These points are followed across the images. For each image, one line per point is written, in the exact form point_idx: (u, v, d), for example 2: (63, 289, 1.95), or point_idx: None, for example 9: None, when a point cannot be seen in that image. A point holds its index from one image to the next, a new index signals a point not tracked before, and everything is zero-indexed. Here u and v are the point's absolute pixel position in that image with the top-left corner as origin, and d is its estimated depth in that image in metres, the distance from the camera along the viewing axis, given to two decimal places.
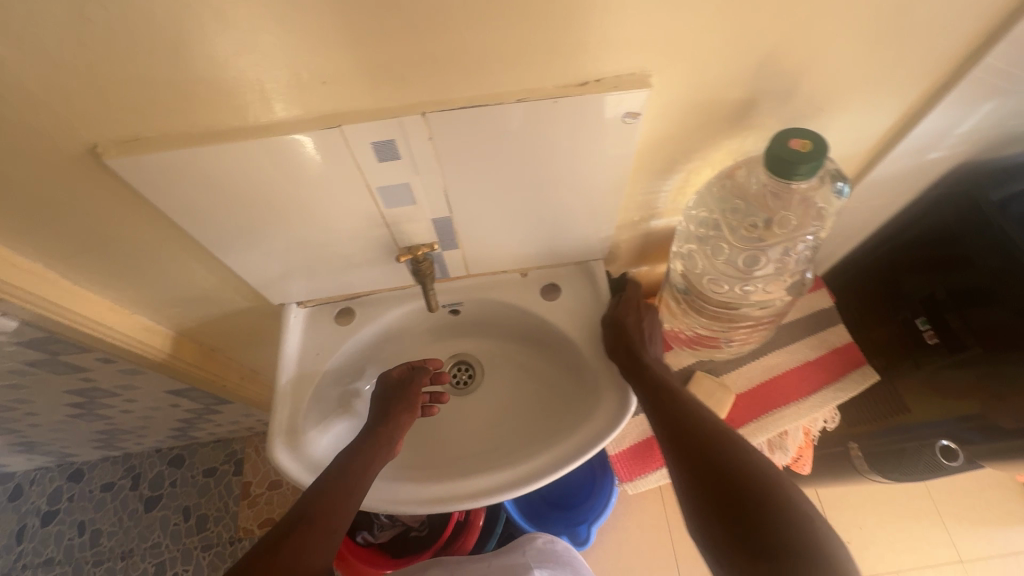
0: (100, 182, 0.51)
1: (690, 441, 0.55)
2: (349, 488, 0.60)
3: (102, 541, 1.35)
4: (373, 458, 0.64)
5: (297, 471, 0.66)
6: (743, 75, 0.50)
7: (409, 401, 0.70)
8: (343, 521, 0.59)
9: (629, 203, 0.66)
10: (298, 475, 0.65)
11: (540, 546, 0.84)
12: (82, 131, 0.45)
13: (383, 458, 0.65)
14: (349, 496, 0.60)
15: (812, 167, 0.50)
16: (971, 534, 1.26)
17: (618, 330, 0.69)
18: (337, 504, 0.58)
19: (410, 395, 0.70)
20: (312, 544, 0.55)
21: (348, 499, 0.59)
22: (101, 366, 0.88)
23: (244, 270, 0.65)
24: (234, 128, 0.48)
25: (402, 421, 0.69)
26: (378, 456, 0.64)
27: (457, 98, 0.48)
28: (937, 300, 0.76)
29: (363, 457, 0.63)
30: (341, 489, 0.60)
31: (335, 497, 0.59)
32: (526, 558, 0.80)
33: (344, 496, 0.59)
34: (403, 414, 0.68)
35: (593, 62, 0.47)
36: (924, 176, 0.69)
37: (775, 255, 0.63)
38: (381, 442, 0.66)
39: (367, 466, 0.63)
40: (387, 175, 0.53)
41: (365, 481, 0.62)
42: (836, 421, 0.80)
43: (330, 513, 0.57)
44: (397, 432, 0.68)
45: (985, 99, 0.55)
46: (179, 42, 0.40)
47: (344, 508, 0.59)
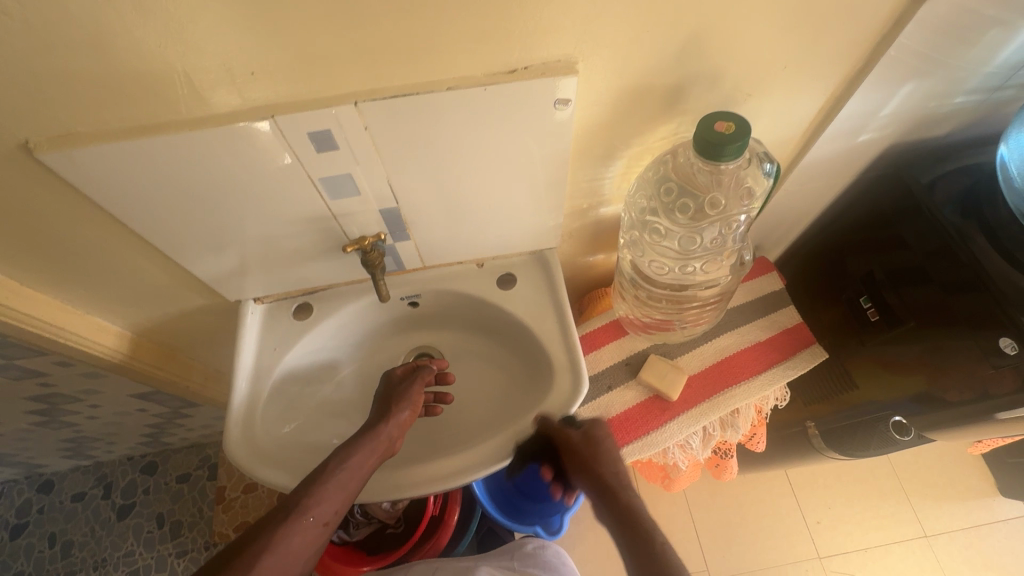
0: (36, 178, 0.51)
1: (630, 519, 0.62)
2: (343, 484, 0.61)
3: (73, 552, 1.33)
4: (370, 456, 0.64)
5: (254, 464, 0.66)
6: (669, 60, 0.51)
7: (410, 401, 0.69)
8: (333, 520, 0.61)
9: (574, 190, 0.68)
10: (251, 467, 0.66)
11: (529, 551, 0.88)
12: (9, 127, 0.45)
13: (380, 455, 0.65)
14: (342, 496, 0.61)
15: (737, 148, 0.52)
16: (935, 510, 1.30)
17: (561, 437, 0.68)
18: (329, 500, 0.60)
19: (411, 395, 0.70)
20: (301, 538, 0.57)
21: (340, 497, 0.61)
22: (60, 371, 0.87)
23: (195, 266, 0.65)
24: (168, 121, 0.48)
25: (402, 418, 0.68)
26: (373, 453, 0.64)
27: (388, 88, 0.49)
28: (876, 280, 0.79)
29: (359, 453, 0.63)
30: (335, 484, 0.61)
31: (327, 493, 0.60)
32: (513, 563, 0.86)
33: (336, 491, 0.61)
34: (403, 412, 0.68)
35: (519, 50, 0.48)
36: (858, 159, 0.72)
37: (711, 236, 0.67)
38: (379, 440, 0.65)
39: (363, 463, 0.63)
40: (328, 165, 0.54)
41: (359, 481, 0.63)
42: (786, 400, 0.82)
43: (321, 511, 0.59)
44: (396, 430, 0.67)
45: (902, 81, 0.58)
46: (102, 35, 0.40)
47: (333, 512, 0.60)
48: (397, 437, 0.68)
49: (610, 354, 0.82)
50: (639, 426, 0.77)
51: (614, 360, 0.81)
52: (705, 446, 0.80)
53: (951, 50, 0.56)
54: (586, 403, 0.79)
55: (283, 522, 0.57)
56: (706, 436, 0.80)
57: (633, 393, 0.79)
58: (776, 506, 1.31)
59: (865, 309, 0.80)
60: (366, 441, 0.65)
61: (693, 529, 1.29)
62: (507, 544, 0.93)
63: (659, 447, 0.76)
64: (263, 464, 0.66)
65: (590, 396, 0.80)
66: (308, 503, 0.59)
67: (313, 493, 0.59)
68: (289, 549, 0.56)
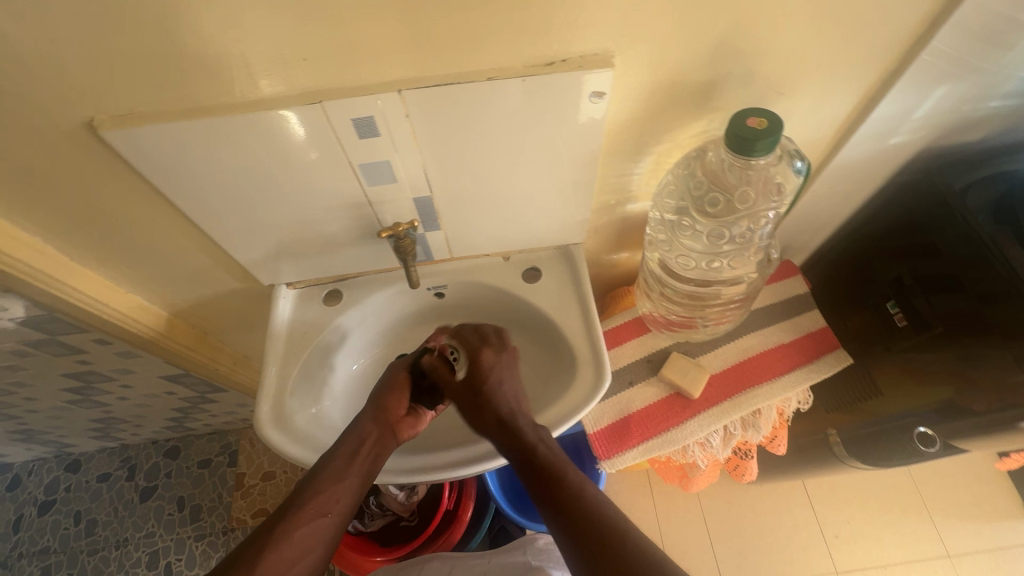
0: (95, 155, 0.54)
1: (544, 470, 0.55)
2: (346, 473, 0.60)
3: (97, 530, 1.36)
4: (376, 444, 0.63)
5: (281, 440, 0.67)
6: (703, 57, 0.52)
7: (398, 385, 0.69)
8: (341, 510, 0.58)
9: (602, 185, 0.69)
10: (279, 443, 0.67)
11: (541, 547, 0.88)
12: (78, 105, 0.49)
13: (376, 441, 0.64)
14: (351, 483, 0.60)
15: (768, 144, 0.53)
16: (959, 529, 1.26)
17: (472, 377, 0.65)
18: (329, 490, 0.58)
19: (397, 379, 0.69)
20: (307, 529, 0.55)
21: (347, 487, 0.59)
22: (98, 349, 0.90)
23: (234, 248, 0.68)
24: (222, 104, 0.51)
25: (395, 401, 0.67)
26: (368, 439, 0.63)
27: (432, 77, 0.51)
28: (904, 285, 0.78)
29: (349, 441, 0.63)
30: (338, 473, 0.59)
31: (333, 480, 0.59)
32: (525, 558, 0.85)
33: (334, 479, 0.59)
34: (393, 397, 0.67)
35: (559, 42, 0.50)
36: (889, 163, 0.72)
37: (739, 231, 0.67)
38: (372, 425, 0.65)
39: (354, 450, 0.62)
40: (368, 152, 0.56)
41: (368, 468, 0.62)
42: (809, 403, 0.82)
43: (325, 499, 0.57)
44: (386, 413, 0.66)
45: (936, 84, 0.58)
46: (169, 19, 0.43)
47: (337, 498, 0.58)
48: (400, 419, 0.67)
49: (632, 351, 0.82)
50: (659, 423, 0.77)
51: (635, 357, 0.82)
52: (726, 445, 0.80)
53: (988, 53, 0.56)
54: (606, 398, 0.80)
55: (288, 515, 0.55)
56: (727, 436, 0.80)
57: (654, 390, 0.79)
58: (793, 518, 1.29)
59: (891, 314, 0.79)
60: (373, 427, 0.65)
61: (707, 537, 1.28)
62: (517, 540, 0.93)
63: (679, 445, 0.77)
64: (290, 441, 0.68)
65: (611, 392, 0.80)
66: (310, 494, 0.57)
67: (317, 484, 0.58)
68: (295, 542, 0.53)
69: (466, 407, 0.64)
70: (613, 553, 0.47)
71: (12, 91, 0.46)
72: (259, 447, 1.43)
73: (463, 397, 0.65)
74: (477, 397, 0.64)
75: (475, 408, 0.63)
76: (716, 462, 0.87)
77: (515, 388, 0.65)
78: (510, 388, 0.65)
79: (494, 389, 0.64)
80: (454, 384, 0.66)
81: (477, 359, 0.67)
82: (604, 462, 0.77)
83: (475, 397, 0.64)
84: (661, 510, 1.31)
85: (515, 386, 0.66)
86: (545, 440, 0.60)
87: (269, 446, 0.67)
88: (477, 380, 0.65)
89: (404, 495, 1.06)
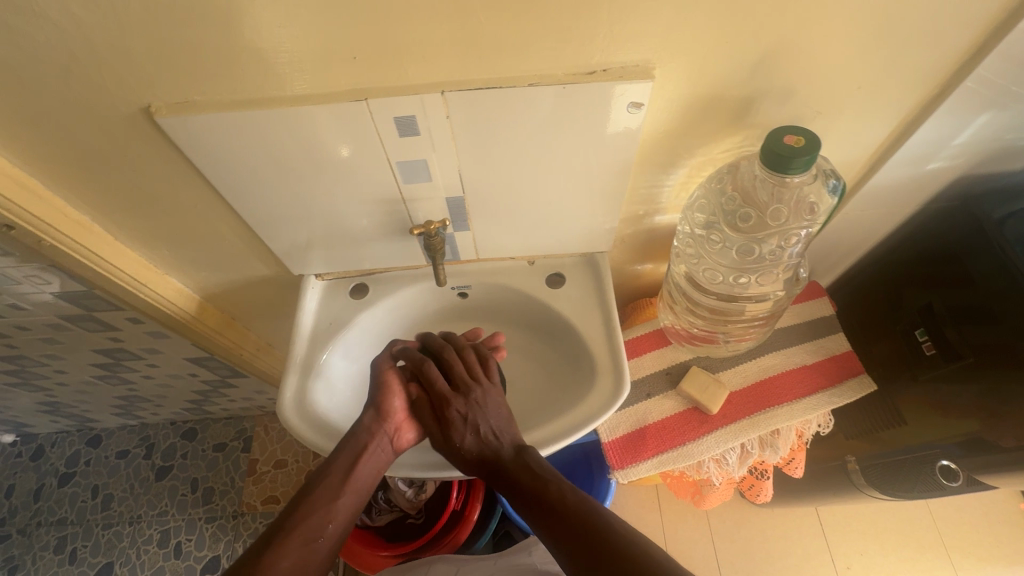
0: (149, 140, 0.56)
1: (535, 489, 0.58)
2: (337, 497, 0.59)
3: (112, 505, 1.40)
4: (366, 463, 0.62)
5: (291, 413, 0.69)
6: (743, 73, 0.53)
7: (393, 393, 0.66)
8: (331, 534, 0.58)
9: (632, 196, 0.70)
10: (288, 415, 0.69)
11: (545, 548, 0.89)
12: (138, 91, 0.51)
13: (371, 457, 0.63)
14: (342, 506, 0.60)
15: (805, 162, 0.53)
16: (978, 570, 1.22)
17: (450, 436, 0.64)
18: (317, 515, 0.58)
19: (389, 387, 0.66)
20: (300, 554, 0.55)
21: (333, 514, 0.59)
22: (129, 328, 0.93)
23: (270, 236, 0.70)
24: (272, 97, 0.53)
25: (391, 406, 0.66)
26: (360, 453, 0.62)
27: (476, 79, 0.52)
28: (934, 313, 0.76)
29: (340, 458, 0.61)
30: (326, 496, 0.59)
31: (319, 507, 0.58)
32: (533, 558, 0.85)
33: (323, 502, 0.59)
34: (388, 404, 0.66)
35: (601, 51, 0.51)
36: (925, 188, 0.71)
37: (769, 248, 0.67)
38: (364, 440, 0.63)
39: (347, 468, 0.61)
40: (407, 150, 0.58)
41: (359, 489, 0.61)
42: (830, 427, 0.80)
43: (315, 524, 0.57)
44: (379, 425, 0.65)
45: (979, 111, 0.58)
46: (231, 14, 0.45)
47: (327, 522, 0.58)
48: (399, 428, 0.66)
49: (651, 362, 0.82)
50: (676, 436, 0.77)
51: (654, 369, 0.82)
52: (742, 463, 0.79)
53: None
54: (623, 408, 0.79)
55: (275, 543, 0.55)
56: (744, 453, 0.79)
57: (672, 403, 0.79)
58: (804, 545, 1.26)
59: (920, 342, 0.77)
60: (359, 447, 0.63)
61: (715, 558, 1.25)
62: (519, 542, 0.93)
63: (694, 459, 0.76)
64: (299, 417, 0.69)
65: (628, 402, 0.80)
66: (300, 520, 0.57)
67: (306, 510, 0.58)
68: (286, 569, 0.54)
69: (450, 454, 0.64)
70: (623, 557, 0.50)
71: (79, 74, 0.49)
72: (273, 435, 1.45)
73: (442, 443, 0.65)
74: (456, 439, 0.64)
75: (461, 456, 0.63)
76: (731, 480, 0.86)
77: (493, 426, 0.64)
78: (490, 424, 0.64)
79: (472, 439, 0.63)
80: (429, 427, 0.65)
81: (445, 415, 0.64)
82: (617, 472, 0.76)
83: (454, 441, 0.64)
84: (669, 528, 1.29)
85: (485, 424, 0.64)
86: (527, 456, 0.62)
87: (280, 419, 0.69)
88: (451, 433, 0.64)
89: (411, 492, 1.06)
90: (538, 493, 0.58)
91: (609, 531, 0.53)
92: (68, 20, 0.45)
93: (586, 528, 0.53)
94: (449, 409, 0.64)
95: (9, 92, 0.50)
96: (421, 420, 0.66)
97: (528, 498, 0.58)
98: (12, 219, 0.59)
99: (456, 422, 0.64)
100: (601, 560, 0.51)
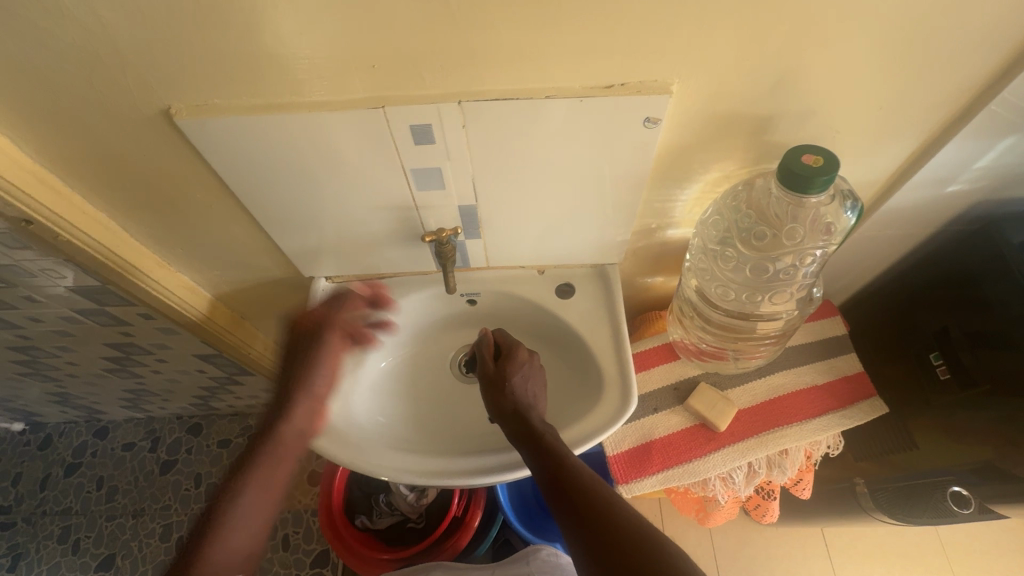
0: (168, 141, 0.57)
1: (550, 459, 0.58)
2: (255, 501, 0.65)
3: (116, 498, 1.40)
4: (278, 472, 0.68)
5: (295, 412, 0.69)
6: (762, 92, 0.53)
7: (317, 371, 0.72)
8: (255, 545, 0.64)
9: (644, 209, 0.69)
10: (292, 414, 0.69)
11: (544, 557, 0.88)
12: (160, 93, 0.52)
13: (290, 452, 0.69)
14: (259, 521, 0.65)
15: (823, 182, 0.53)
16: None
17: (499, 385, 0.67)
18: (241, 523, 0.63)
19: (321, 357, 0.73)
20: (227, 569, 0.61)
21: (251, 521, 0.64)
22: (141, 323, 0.94)
23: (283, 238, 0.70)
24: (290, 102, 0.53)
25: (314, 390, 0.72)
26: (279, 453, 0.68)
27: (492, 90, 0.52)
28: (950, 336, 0.75)
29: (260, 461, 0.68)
30: (240, 514, 0.64)
31: (236, 527, 0.63)
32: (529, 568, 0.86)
33: (246, 510, 0.64)
34: (312, 387, 0.71)
35: (620, 66, 0.50)
36: (944, 211, 0.70)
37: (784, 267, 0.67)
38: (279, 438, 0.68)
39: (267, 471, 0.68)
40: (422, 158, 0.58)
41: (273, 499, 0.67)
42: (839, 449, 0.79)
43: (238, 543, 0.62)
44: (299, 416, 0.70)
45: (1002, 134, 0.57)
46: (254, 19, 0.45)
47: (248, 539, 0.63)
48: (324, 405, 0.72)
49: (658, 377, 0.82)
50: (681, 453, 0.76)
51: (662, 384, 0.81)
52: (748, 483, 0.78)
53: None
54: (629, 422, 0.79)
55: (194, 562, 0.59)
56: (751, 473, 0.78)
57: (678, 419, 0.78)
58: (808, 567, 1.24)
59: (934, 365, 0.76)
60: (267, 458, 0.68)
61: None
62: (518, 550, 0.93)
63: (699, 477, 0.75)
64: (301, 414, 0.70)
65: (634, 416, 0.79)
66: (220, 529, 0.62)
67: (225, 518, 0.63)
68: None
69: (494, 395, 0.67)
70: (628, 540, 0.51)
71: (104, 76, 0.50)
72: None
73: (493, 383, 0.68)
74: (506, 388, 0.66)
75: (504, 400, 0.66)
76: (736, 499, 0.84)
77: (538, 395, 0.68)
78: (534, 389, 0.68)
79: (521, 389, 0.67)
80: (489, 366, 0.69)
81: (509, 359, 0.69)
82: (620, 486, 0.75)
83: (504, 387, 0.67)
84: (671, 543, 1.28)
85: (535, 383, 0.68)
86: (547, 428, 0.63)
87: (285, 418, 0.69)
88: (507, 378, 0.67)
89: (413, 496, 1.08)
90: (552, 463, 0.58)
91: (618, 512, 0.53)
92: (96, 23, 0.46)
93: (596, 504, 0.54)
94: (517, 355, 0.69)
95: (35, 90, 0.51)
96: (484, 359, 0.70)
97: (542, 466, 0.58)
98: (31, 214, 0.60)
99: (514, 370, 0.68)
100: (607, 537, 0.51)
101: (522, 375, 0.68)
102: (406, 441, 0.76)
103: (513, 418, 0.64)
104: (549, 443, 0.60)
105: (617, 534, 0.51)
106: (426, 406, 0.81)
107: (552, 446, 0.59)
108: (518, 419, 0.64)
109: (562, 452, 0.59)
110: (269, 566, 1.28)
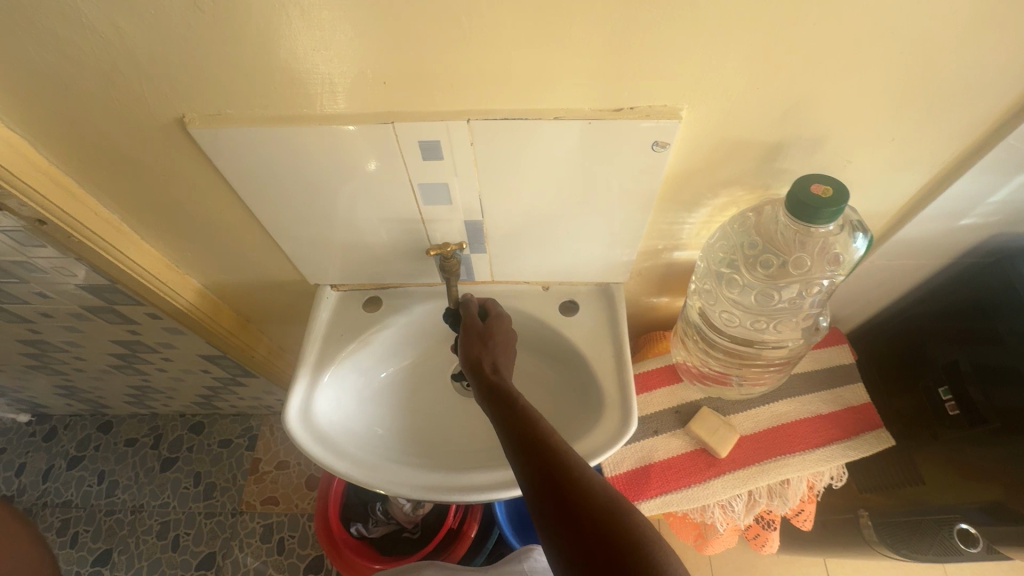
0: (181, 148, 0.58)
1: (520, 424, 0.53)
2: None
3: (116, 493, 1.41)
4: None
5: (292, 417, 0.69)
6: (773, 119, 0.53)
7: None
8: None
9: (650, 231, 0.69)
10: (289, 417, 0.69)
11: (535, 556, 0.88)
12: (175, 102, 0.52)
13: None
14: None
15: (832, 213, 0.52)
16: None
17: (480, 337, 0.67)
18: None
19: None
20: None
21: None
22: (148, 322, 0.94)
23: (289, 245, 0.71)
24: (302, 114, 0.54)
25: None
26: None
27: (502, 109, 0.52)
28: (960, 371, 0.74)
29: None
30: None
31: None
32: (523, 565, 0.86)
33: None
34: None
35: (630, 90, 0.51)
36: (956, 243, 0.69)
37: (789, 295, 0.67)
38: None
39: None
40: (429, 174, 0.58)
41: None
42: (843, 481, 0.77)
43: None
44: None
45: (1017, 169, 0.56)
46: (269, 33, 0.46)
47: None
48: None
49: (661, 399, 0.81)
50: (680, 477, 0.75)
51: (664, 406, 0.80)
52: (748, 512, 0.77)
53: None
54: (629, 443, 0.78)
55: None
56: (751, 502, 0.76)
57: (679, 443, 0.77)
58: None
59: (943, 400, 0.75)
60: None
61: None
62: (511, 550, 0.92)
63: (698, 504, 0.74)
64: (297, 415, 0.70)
65: (635, 437, 0.78)
66: None
67: None
68: None
69: (471, 342, 0.67)
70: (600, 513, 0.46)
71: (120, 84, 0.51)
72: (278, 436, 1.46)
73: (477, 337, 0.68)
74: (489, 340, 0.67)
75: (478, 347, 0.66)
76: (736, 526, 0.83)
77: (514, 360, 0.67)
78: (510, 351, 0.67)
79: (497, 347, 0.66)
80: (475, 321, 0.69)
81: (497, 320, 0.70)
82: None
83: (486, 339, 0.67)
84: None
85: (512, 352, 0.67)
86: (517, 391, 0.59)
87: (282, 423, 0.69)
88: (492, 332, 0.68)
89: (410, 506, 1.09)
90: (523, 428, 0.53)
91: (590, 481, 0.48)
92: (113, 33, 0.47)
93: (566, 473, 0.49)
94: (503, 319, 0.71)
95: (51, 95, 0.52)
96: (473, 317, 0.69)
97: (512, 430, 0.53)
98: (45, 214, 0.61)
99: (500, 328, 0.69)
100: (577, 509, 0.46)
101: (503, 337, 0.68)
102: (403, 452, 0.75)
103: (489, 367, 0.63)
104: (521, 408, 0.55)
105: (588, 507, 0.46)
106: (425, 418, 0.81)
107: (525, 410, 0.55)
108: (492, 369, 0.62)
109: (533, 416, 0.54)
110: (265, 568, 1.28)
